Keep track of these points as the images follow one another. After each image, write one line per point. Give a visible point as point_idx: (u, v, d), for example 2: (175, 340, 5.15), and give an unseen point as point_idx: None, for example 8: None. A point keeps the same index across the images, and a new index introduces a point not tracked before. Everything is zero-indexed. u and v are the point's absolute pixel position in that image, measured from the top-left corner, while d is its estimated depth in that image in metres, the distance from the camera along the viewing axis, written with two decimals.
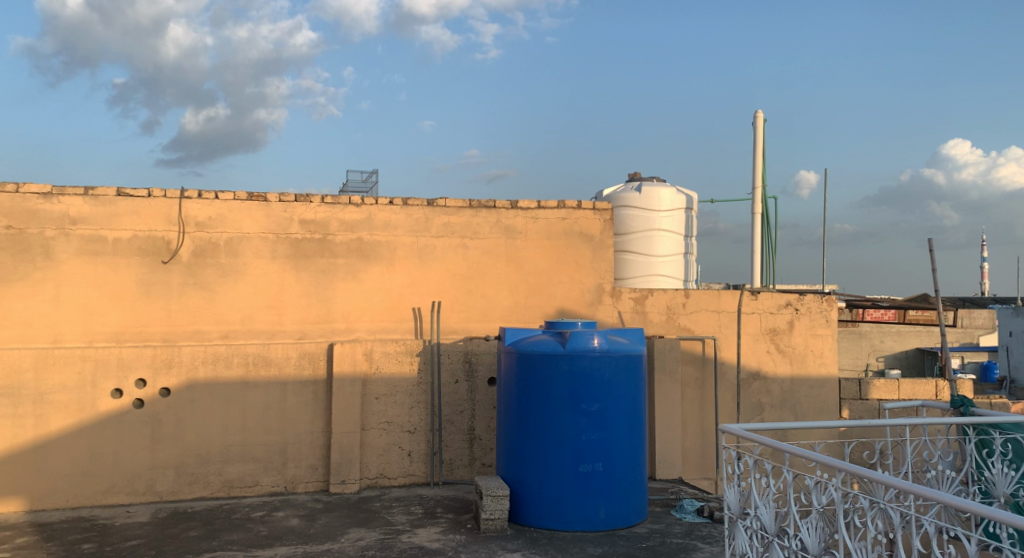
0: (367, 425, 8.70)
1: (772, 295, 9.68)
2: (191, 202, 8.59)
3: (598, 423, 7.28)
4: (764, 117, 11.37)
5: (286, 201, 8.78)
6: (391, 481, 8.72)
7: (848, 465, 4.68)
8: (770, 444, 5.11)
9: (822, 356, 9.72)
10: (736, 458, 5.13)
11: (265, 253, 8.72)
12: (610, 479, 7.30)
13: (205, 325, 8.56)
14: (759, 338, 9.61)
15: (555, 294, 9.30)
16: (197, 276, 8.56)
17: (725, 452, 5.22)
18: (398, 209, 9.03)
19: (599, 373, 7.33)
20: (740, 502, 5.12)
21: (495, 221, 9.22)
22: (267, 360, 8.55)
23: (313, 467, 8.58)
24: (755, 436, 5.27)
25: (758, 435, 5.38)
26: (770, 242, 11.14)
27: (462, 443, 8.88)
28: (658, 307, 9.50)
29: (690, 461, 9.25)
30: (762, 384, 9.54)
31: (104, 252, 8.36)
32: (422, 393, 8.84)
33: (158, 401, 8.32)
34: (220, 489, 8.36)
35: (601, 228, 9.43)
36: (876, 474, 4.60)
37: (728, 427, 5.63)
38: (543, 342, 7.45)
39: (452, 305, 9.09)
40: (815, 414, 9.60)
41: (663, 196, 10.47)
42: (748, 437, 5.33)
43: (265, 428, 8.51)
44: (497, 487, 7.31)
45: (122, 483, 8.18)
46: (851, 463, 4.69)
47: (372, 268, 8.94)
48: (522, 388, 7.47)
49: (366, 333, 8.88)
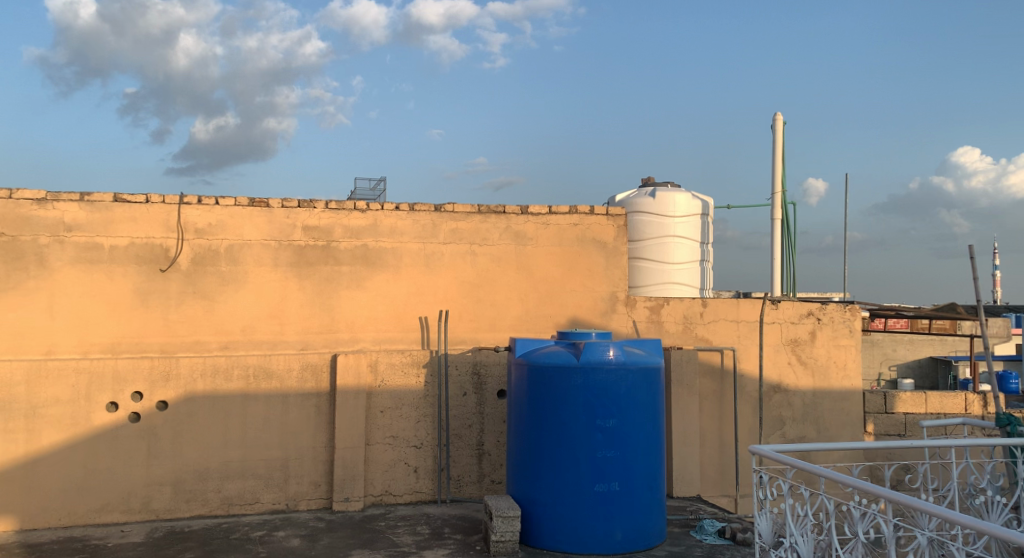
0: (372, 440, 8.37)
1: (793, 304, 9.31)
2: (190, 207, 8.28)
3: (614, 439, 6.92)
4: (784, 119, 10.99)
5: (288, 207, 8.47)
6: (397, 498, 8.38)
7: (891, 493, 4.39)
8: (804, 466, 4.79)
9: (846, 368, 9.34)
10: (767, 483, 4.83)
11: (267, 260, 8.40)
12: (627, 498, 6.94)
13: (204, 336, 8.23)
14: (779, 349, 9.24)
15: (567, 303, 8.95)
16: (195, 285, 8.24)
17: (757, 476, 4.89)
18: (404, 214, 8.70)
19: (616, 388, 6.98)
20: (774, 530, 4.80)
21: (505, 227, 8.89)
22: (269, 372, 8.22)
23: (316, 483, 8.25)
24: (785, 457, 4.96)
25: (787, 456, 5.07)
26: (789, 248, 10.76)
27: (470, 459, 8.53)
28: (674, 316, 9.14)
29: (708, 478, 8.89)
30: (783, 398, 9.17)
31: (100, 260, 8.06)
32: (429, 406, 8.50)
33: (154, 415, 8.00)
34: (218, 506, 8.03)
35: (615, 235, 9.08)
36: (923, 502, 4.28)
37: (755, 447, 5.33)
38: (557, 354, 7.10)
39: (460, 314, 8.74)
40: (839, 429, 9.21)
41: (678, 201, 10.11)
42: (778, 459, 5.03)
43: (266, 443, 8.18)
44: (508, 507, 6.96)
45: (116, 500, 7.86)
46: (893, 491, 4.42)
47: (378, 276, 8.61)
48: (534, 403, 7.12)
49: (370, 344, 8.54)
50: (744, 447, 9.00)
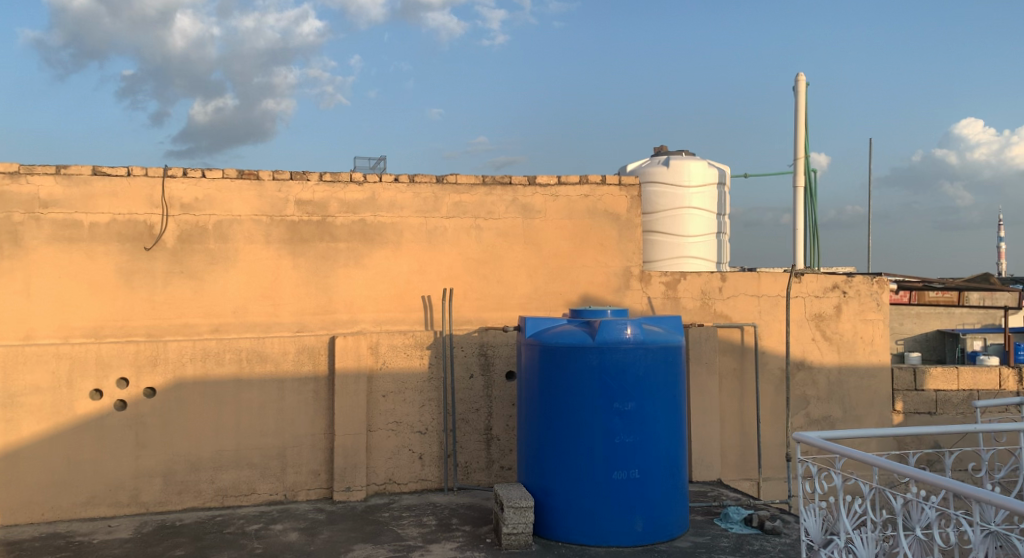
0: (374, 426, 7.89)
1: (817, 277, 8.80)
2: (175, 181, 7.76)
3: (633, 423, 6.43)
4: (806, 80, 10.37)
5: (280, 179, 7.95)
6: (400, 487, 7.91)
7: (956, 484, 3.99)
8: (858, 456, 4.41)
9: (873, 343, 8.84)
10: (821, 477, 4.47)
11: (259, 237, 7.88)
12: (647, 486, 6.47)
13: (193, 318, 7.74)
14: (803, 324, 8.74)
15: (578, 280, 8.43)
16: (183, 264, 7.74)
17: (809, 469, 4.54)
18: (404, 187, 8.17)
19: (634, 368, 6.48)
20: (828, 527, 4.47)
21: (512, 199, 8.35)
22: (263, 355, 7.74)
23: (315, 472, 7.78)
24: (831, 445, 4.57)
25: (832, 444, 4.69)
26: (812, 218, 10.19)
27: (478, 444, 8.06)
28: (692, 291, 8.63)
29: (729, 461, 8.45)
30: (807, 375, 8.68)
31: (79, 238, 7.55)
32: (433, 389, 8.02)
33: (142, 402, 7.52)
34: (212, 498, 7.58)
35: (628, 206, 8.54)
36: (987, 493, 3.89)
37: (798, 434, 4.96)
38: (570, 333, 6.59)
39: (465, 292, 8.24)
40: (866, 408, 8.74)
41: (693, 170, 9.54)
42: (824, 448, 4.65)
43: (261, 430, 7.70)
44: (520, 497, 6.48)
45: (103, 493, 7.40)
46: (951, 479, 4.05)
47: (377, 253, 8.09)
48: (546, 385, 6.63)
49: (370, 325, 8.04)
50: (768, 429, 8.52)
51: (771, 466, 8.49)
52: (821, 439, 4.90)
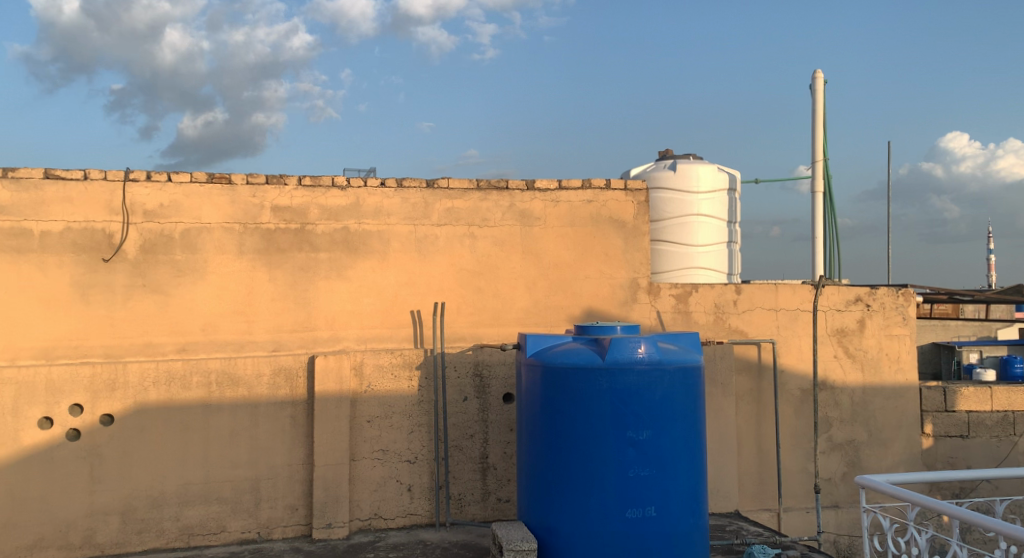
0: (358, 455, 7.15)
1: (838, 289, 8.12)
2: (136, 185, 7.02)
3: (648, 455, 5.72)
4: (824, 78, 9.71)
5: (254, 183, 7.22)
6: (387, 522, 7.16)
7: None
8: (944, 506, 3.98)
9: (900, 361, 8.14)
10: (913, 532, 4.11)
11: (230, 247, 7.15)
12: (665, 526, 5.74)
13: (158, 337, 6.99)
14: (823, 340, 8.05)
15: (581, 293, 7.73)
16: (146, 277, 7.00)
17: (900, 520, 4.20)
18: (391, 191, 7.47)
19: (650, 392, 5.76)
20: None
21: (509, 205, 7.65)
22: (234, 378, 6.99)
23: (293, 507, 7.02)
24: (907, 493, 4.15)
25: (906, 491, 4.32)
26: (831, 225, 9.52)
27: (473, 474, 7.31)
28: (705, 305, 7.93)
29: (747, 490, 7.75)
30: (829, 396, 7.98)
31: (28, 249, 6.80)
32: (423, 414, 7.28)
33: (98, 432, 6.76)
34: (177, 537, 6.81)
35: (635, 212, 7.84)
36: None
37: (866, 478, 4.58)
38: (576, 353, 5.87)
39: (458, 306, 7.52)
40: (893, 431, 8.03)
41: (703, 174, 8.85)
42: (897, 496, 4.25)
43: (232, 461, 6.94)
44: (521, 539, 5.76)
45: (53, 535, 6.64)
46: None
47: (361, 264, 7.37)
48: (549, 411, 5.91)
49: (354, 343, 7.31)
50: (788, 455, 7.82)
51: (791, 495, 7.79)
52: (891, 484, 4.53)
